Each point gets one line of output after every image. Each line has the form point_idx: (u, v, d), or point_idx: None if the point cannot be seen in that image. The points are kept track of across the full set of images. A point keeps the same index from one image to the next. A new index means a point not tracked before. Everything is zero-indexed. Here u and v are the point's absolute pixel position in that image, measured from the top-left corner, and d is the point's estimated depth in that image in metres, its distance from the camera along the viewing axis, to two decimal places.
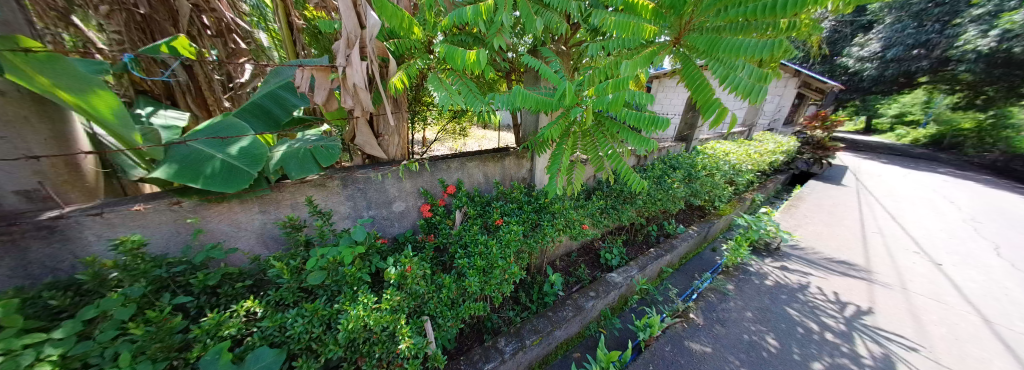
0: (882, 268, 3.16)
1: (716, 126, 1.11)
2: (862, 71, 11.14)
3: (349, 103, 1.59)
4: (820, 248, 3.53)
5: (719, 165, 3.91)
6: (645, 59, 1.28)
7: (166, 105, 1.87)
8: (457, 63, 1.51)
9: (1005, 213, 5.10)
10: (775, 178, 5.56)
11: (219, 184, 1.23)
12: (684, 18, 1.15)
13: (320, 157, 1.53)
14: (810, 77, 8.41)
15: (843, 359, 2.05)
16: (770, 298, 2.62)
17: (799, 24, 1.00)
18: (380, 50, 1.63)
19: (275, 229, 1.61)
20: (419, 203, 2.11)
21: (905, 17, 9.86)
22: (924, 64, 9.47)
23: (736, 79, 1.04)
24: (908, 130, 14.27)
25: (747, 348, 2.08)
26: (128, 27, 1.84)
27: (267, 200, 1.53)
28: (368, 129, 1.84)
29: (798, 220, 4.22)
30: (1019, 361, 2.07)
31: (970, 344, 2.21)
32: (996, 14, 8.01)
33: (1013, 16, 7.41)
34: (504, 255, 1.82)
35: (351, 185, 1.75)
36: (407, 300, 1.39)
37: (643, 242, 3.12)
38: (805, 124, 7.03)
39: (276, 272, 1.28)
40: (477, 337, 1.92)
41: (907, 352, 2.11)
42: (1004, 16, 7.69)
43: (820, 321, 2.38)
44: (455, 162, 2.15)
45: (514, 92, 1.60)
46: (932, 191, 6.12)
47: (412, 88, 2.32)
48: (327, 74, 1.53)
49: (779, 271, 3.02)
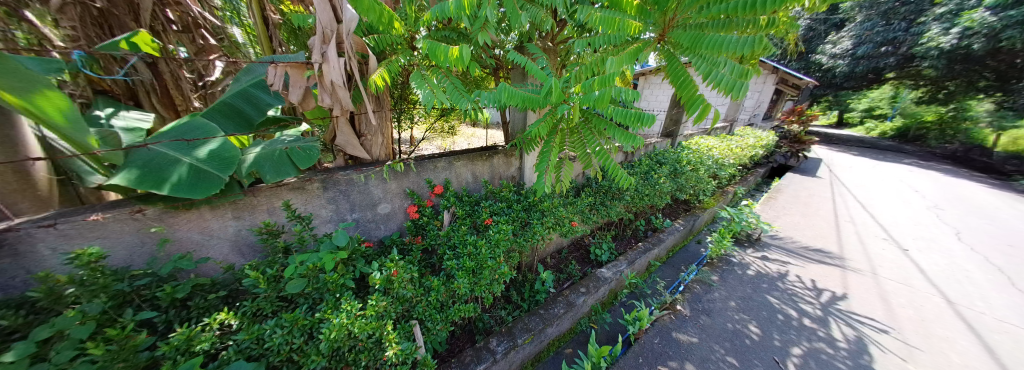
0: (854, 255, 3.35)
1: (700, 122, 1.13)
2: (835, 67, 11.71)
3: (327, 102, 1.52)
4: (797, 237, 3.70)
5: (703, 160, 4.02)
6: (630, 56, 1.29)
7: (128, 105, 1.74)
8: (442, 60, 1.47)
9: (964, 200, 5.46)
10: (755, 171, 5.78)
11: (186, 190, 1.15)
12: (668, 15, 1.15)
13: (296, 159, 1.46)
14: (787, 74, 8.76)
15: (820, 343, 2.15)
16: (752, 287, 2.72)
17: (778, 21, 1.02)
18: (360, 45, 1.55)
19: (250, 235, 1.53)
20: (405, 205, 2.06)
21: (875, 15, 10.50)
22: (891, 60, 10.00)
23: (718, 76, 1.06)
24: (875, 123, 15.14)
25: (731, 337, 2.16)
26: (84, 22, 1.68)
27: (241, 206, 1.45)
28: (349, 129, 1.79)
29: (777, 212, 4.40)
30: (979, 339, 2.22)
31: (935, 324, 2.36)
32: (958, 12, 8.34)
33: (975, 14, 7.66)
34: (494, 255, 1.80)
35: (333, 188, 1.69)
36: (394, 305, 1.36)
37: (632, 237, 3.18)
38: (783, 118, 7.34)
39: (251, 281, 1.21)
40: (469, 338, 1.90)
41: (879, 333, 2.24)
42: (966, 14, 7.96)
43: (798, 308, 2.49)
44: (442, 162, 2.11)
45: (500, 89, 1.57)
46: (898, 181, 6.50)
47: (397, 86, 2.28)
48: (303, 71, 1.46)
49: (760, 261, 3.14)
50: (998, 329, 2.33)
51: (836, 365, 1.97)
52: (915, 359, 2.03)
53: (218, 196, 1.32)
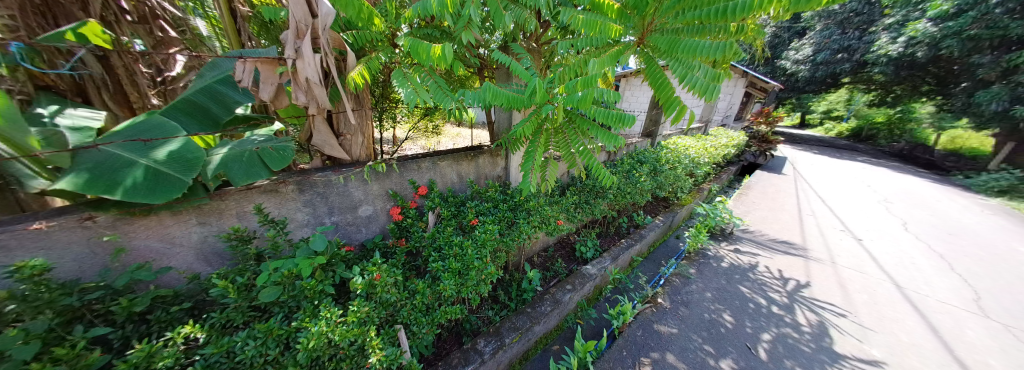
0: (816, 246, 3.63)
1: (677, 123, 1.18)
2: (798, 71, 12.59)
3: (301, 100, 1.45)
4: (766, 230, 3.97)
5: (680, 159, 4.20)
6: (611, 58, 1.33)
7: (77, 103, 1.55)
8: (424, 58, 1.43)
9: (909, 194, 6.03)
10: (728, 169, 6.12)
11: (143, 195, 1.06)
12: (646, 19, 1.21)
13: (268, 160, 1.37)
14: (756, 78, 9.32)
15: (787, 328, 2.31)
16: (726, 278, 2.88)
17: (745, 29, 1.09)
18: (336, 41, 1.49)
19: (218, 242, 1.44)
20: (388, 206, 2.01)
21: (831, 24, 11.40)
22: (847, 66, 10.86)
23: (693, 79, 1.11)
24: (832, 124, 16.44)
25: (708, 326, 2.27)
26: (24, 10, 1.45)
27: (206, 210, 1.36)
28: (326, 128, 1.72)
29: (748, 207, 4.69)
30: (923, 319, 2.47)
31: (886, 307, 2.59)
32: (904, 23, 9.13)
33: (918, 25, 8.35)
34: (480, 256, 1.79)
35: (309, 190, 1.61)
36: (377, 310, 1.32)
37: (615, 233, 3.26)
38: (752, 119, 7.82)
39: (219, 291, 1.14)
40: (456, 340, 1.88)
41: (837, 317, 2.44)
42: (910, 25, 8.67)
43: (767, 296, 2.67)
44: (427, 162, 2.08)
45: (485, 89, 1.56)
46: (854, 177, 7.08)
47: (378, 84, 2.22)
48: (275, 67, 1.38)
49: (732, 254, 3.33)
50: (938, 309, 2.60)
51: (801, 348, 2.12)
52: (869, 339, 2.23)
53: (182, 199, 1.23)
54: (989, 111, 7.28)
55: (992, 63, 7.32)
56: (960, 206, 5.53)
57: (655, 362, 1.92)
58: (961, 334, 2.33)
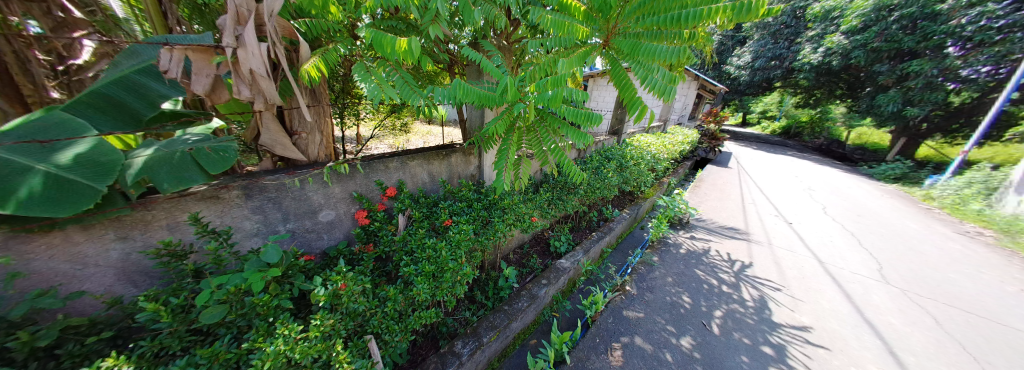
0: (756, 230, 4.12)
1: (639, 122, 1.24)
2: (740, 76, 14.09)
3: (245, 94, 1.28)
4: (716, 218, 4.42)
5: (643, 155, 4.50)
6: (579, 58, 1.38)
7: None
8: (388, 51, 1.34)
9: (827, 183, 7.07)
10: (684, 164, 6.68)
11: (42, 207, 0.87)
12: (611, 22, 1.28)
13: (203, 161, 1.18)
14: (705, 81, 10.27)
15: (734, 304, 2.60)
16: (684, 263, 3.15)
17: (696, 36, 1.19)
18: (286, 30, 1.34)
19: (145, 258, 1.24)
20: (353, 210, 1.88)
21: (766, 35, 12.92)
22: (779, 72, 12.38)
23: (653, 80, 1.18)
24: (767, 122, 18.71)
25: (669, 308, 2.48)
26: None
27: (128, 223, 1.16)
28: (276, 125, 1.56)
29: (701, 198, 5.19)
30: (839, 288, 2.92)
31: (811, 280, 3.03)
32: (823, 36, 10.58)
33: (833, 38, 9.74)
34: (455, 257, 1.75)
35: (258, 195, 1.45)
36: (344, 321, 1.24)
37: (587, 227, 3.40)
38: (704, 118, 8.61)
39: (147, 315, 0.98)
40: (433, 344, 1.83)
41: (775, 292, 2.80)
42: (827, 37, 10.12)
43: (718, 277, 2.97)
44: (394, 162, 1.98)
45: (455, 85, 1.51)
46: (785, 169, 8.14)
47: (339, 78, 2.07)
48: (210, 57, 1.21)
49: (689, 240, 3.66)
50: (849, 279, 3.10)
51: (746, 320, 2.40)
52: (799, 308, 2.59)
53: (98, 210, 1.04)
54: (885, 112, 8.77)
55: (888, 71, 8.77)
56: (864, 192, 6.59)
57: (625, 346, 2.04)
58: (866, 298, 2.79)
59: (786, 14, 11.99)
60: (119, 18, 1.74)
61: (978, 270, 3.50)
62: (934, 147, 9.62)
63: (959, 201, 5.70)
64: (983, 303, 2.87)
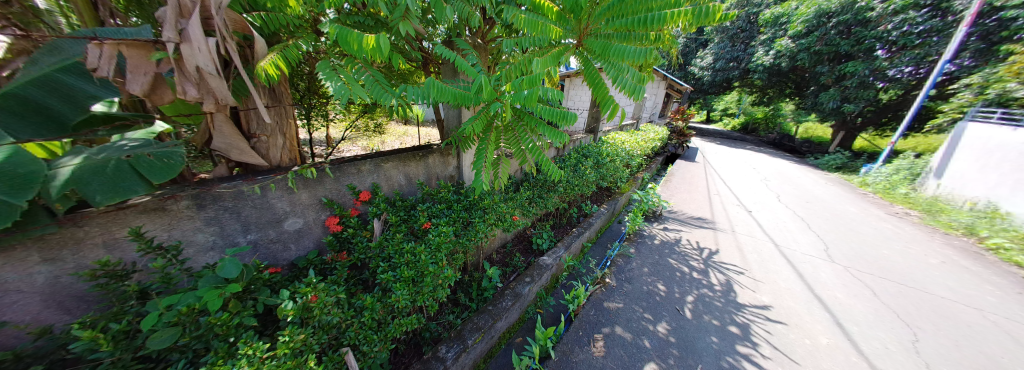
0: (721, 219, 4.44)
1: (612, 120, 1.29)
2: (703, 76, 15.05)
3: (191, 94, 1.16)
4: (685, 209, 4.70)
5: (618, 152, 4.67)
6: (553, 58, 1.40)
7: None
8: (355, 48, 1.27)
9: (780, 173, 7.75)
10: (657, 159, 7.02)
11: None
12: (582, 23, 1.32)
13: (144, 170, 1.04)
14: (673, 81, 10.87)
15: (703, 289, 2.78)
16: (659, 253, 3.32)
17: (662, 38, 1.25)
18: (238, 24, 1.23)
19: (80, 281, 1.10)
20: (323, 217, 1.78)
21: (724, 38, 13.88)
22: (737, 73, 13.36)
23: (623, 80, 1.23)
24: (729, 119, 20.19)
25: (646, 296, 2.61)
26: None
27: (55, 242, 1.02)
28: (231, 128, 1.44)
29: (672, 191, 5.50)
30: (793, 268, 3.22)
31: (770, 262, 3.32)
32: (773, 40, 11.52)
33: (783, 41, 10.41)
34: (436, 260, 1.71)
35: (212, 205, 1.33)
36: (318, 335, 1.17)
37: (567, 223, 3.48)
38: (673, 116, 9.08)
39: (82, 345, 0.87)
40: (416, 351, 1.78)
41: (739, 275, 3.03)
42: (777, 41, 11.05)
43: (689, 264, 3.16)
44: (367, 165, 1.90)
45: (429, 84, 1.47)
46: (745, 162, 8.83)
47: (303, 77, 1.95)
48: (148, 52, 1.08)
49: (662, 231, 3.86)
50: (801, 259, 3.42)
51: (715, 303, 2.58)
52: (759, 289, 2.83)
53: (18, 228, 0.89)
54: (827, 108, 9.78)
55: (829, 72, 9.77)
56: (811, 180, 7.31)
57: (607, 336, 2.11)
58: (816, 276, 3.10)
59: (742, 19, 12.96)
60: (40, 8, 1.18)
61: (905, 246, 4.00)
62: (868, 139, 10.89)
63: (887, 186, 6.50)
64: (910, 274, 3.29)
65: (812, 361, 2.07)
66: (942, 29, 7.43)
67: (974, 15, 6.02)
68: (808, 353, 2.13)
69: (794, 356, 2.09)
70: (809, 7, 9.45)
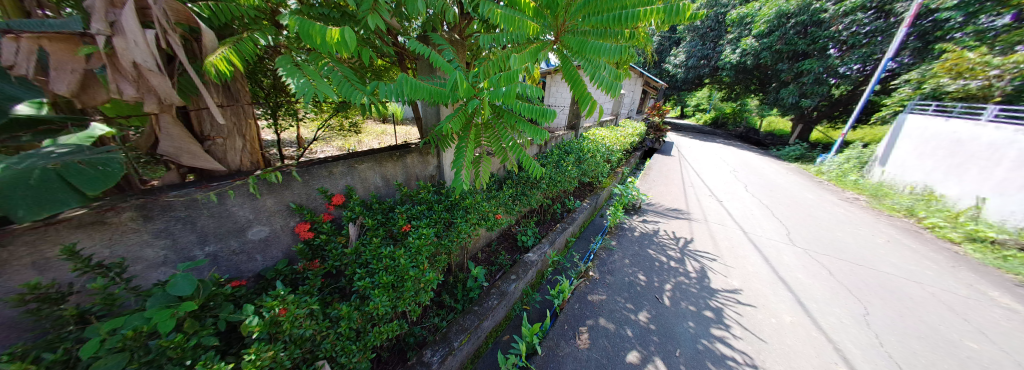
0: (694, 209, 4.67)
1: (591, 116, 1.30)
2: (677, 74, 15.66)
3: (129, 92, 1.04)
4: (662, 201, 4.90)
5: (598, 147, 4.76)
6: (531, 54, 1.38)
7: None
8: (318, 42, 1.18)
9: (748, 165, 8.25)
10: (635, 154, 7.25)
11: None
12: (559, 19, 1.30)
13: (76, 179, 0.91)
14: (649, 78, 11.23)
15: (680, 277, 2.91)
16: (638, 244, 3.45)
17: (636, 36, 1.28)
18: (183, 14, 1.11)
19: (5, 308, 0.96)
20: (292, 223, 1.67)
21: (696, 37, 14.49)
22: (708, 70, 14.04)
23: (600, 77, 1.25)
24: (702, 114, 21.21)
25: (628, 287, 2.70)
26: None
27: None
28: (181, 130, 1.30)
29: (649, 185, 5.70)
30: (760, 253, 3.44)
31: (739, 248, 3.54)
32: (739, 39, 12.17)
33: (748, 40, 11.02)
34: (417, 263, 1.66)
35: (161, 216, 1.21)
36: (290, 349, 1.10)
37: (551, 220, 3.51)
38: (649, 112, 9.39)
39: None
40: (400, 357, 1.73)
41: (712, 262, 3.21)
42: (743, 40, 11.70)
43: (666, 254, 3.31)
44: (339, 167, 1.81)
45: (402, 81, 1.40)
46: (716, 155, 9.33)
47: (264, 73, 1.81)
48: (74, 47, 0.95)
49: (641, 223, 4.01)
50: (767, 244, 3.68)
51: (691, 290, 2.72)
52: (730, 273, 3.01)
53: None
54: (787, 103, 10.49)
55: (788, 69, 10.48)
56: (775, 171, 7.86)
57: (591, 328, 2.16)
58: (780, 259, 3.34)
59: (711, 19, 13.59)
60: None
61: (855, 228, 4.41)
62: (823, 131, 11.85)
63: (840, 174, 7.12)
64: (860, 254, 3.62)
65: (777, 338, 2.23)
66: (885, 29, 8.14)
67: (911, 17, 6.65)
68: (774, 331, 2.29)
69: (762, 335, 2.25)
70: (771, 8, 10.02)
